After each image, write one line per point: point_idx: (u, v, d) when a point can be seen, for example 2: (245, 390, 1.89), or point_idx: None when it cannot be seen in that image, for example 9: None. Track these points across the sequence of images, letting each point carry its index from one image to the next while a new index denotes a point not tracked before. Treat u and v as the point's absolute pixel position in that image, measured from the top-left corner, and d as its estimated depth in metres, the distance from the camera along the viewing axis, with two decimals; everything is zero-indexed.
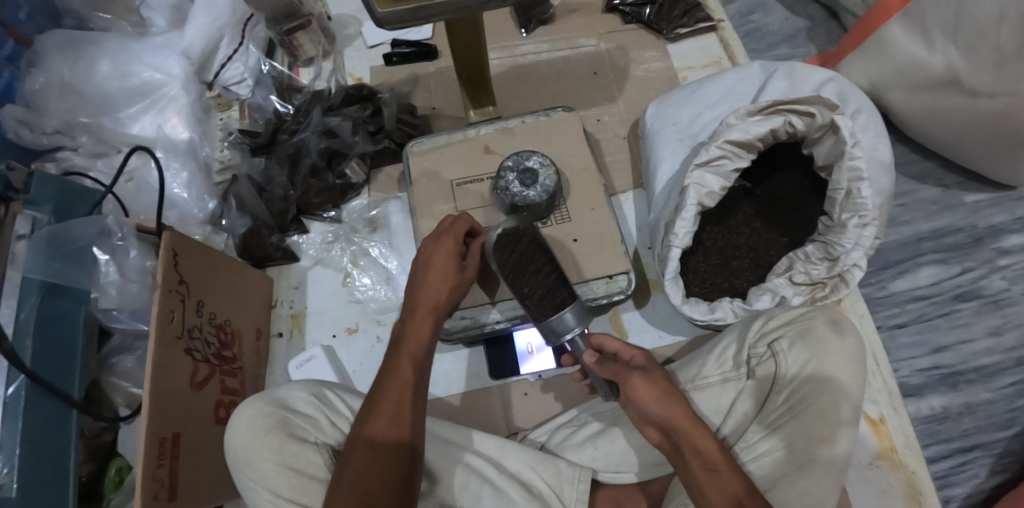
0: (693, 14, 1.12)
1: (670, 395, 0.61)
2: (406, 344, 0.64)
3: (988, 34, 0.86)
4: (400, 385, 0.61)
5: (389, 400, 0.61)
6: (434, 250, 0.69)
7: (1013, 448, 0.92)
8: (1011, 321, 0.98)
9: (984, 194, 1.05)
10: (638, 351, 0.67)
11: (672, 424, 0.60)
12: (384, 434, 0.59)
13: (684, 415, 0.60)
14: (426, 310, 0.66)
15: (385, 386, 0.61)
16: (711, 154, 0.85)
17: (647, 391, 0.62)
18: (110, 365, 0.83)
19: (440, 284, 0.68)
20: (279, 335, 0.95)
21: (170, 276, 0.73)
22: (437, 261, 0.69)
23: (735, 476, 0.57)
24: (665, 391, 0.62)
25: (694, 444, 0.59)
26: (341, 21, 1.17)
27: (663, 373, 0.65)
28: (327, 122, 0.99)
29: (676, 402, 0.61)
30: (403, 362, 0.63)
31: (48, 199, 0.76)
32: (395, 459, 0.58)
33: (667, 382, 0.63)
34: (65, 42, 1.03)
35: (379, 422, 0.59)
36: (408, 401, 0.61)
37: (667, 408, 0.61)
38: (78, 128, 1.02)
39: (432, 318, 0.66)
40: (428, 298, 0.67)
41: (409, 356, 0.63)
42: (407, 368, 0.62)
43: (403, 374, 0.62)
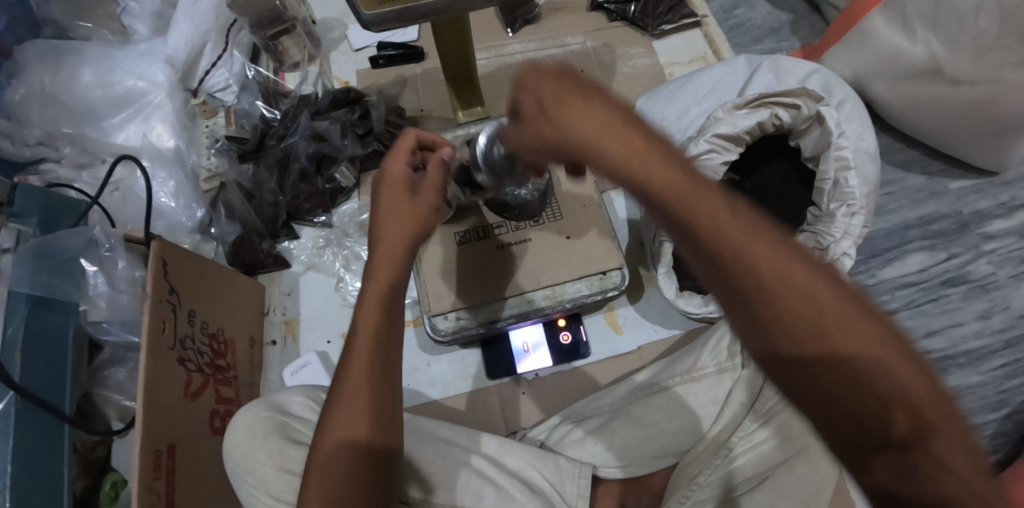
0: (678, 10, 1.13)
1: (604, 129, 0.45)
2: (360, 335, 0.60)
3: (967, 22, 0.88)
4: (356, 385, 0.59)
5: (348, 398, 0.59)
6: (385, 197, 0.62)
7: (1004, 429, 0.94)
8: (998, 304, 0.99)
9: (968, 181, 1.07)
10: (535, 85, 0.47)
11: (627, 172, 0.45)
12: (344, 436, 0.58)
13: (643, 157, 0.45)
14: (377, 287, 0.61)
15: (342, 382, 0.59)
16: (699, 148, 0.85)
17: (574, 119, 0.46)
18: (101, 378, 0.82)
19: (396, 226, 0.61)
20: (273, 343, 0.94)
21: (159, 285, 0.72)
22: (388, 203, 0.62)
23: (738, 225, 0.45)
24: (597, 126, 0.45)
25: (660, 168, 0.45)
26: (326, 25, 1.16)
27: (577, 85, 0.47)
28: (315, 126, 0.99)
29: (615, 132, 0.45)
30: (358, 354, 0.59)
31: (33, 211, 0.75)
32: (357, 461, 0.57)
33: (592, 108, 0.46)
34: (46, 52, 1.02)
35: (337, 423, 0.58)
36: (367, 378, 0.59)
37: (613, 144, 0.45)
38: (62, 139, 1.01)
39: (392, 270, 0.61)
40: (383, 251, 0.61)
41: (362, 342, 0.60)
42: (363, 343, 0.60)
43: (359, 350, 0.60)
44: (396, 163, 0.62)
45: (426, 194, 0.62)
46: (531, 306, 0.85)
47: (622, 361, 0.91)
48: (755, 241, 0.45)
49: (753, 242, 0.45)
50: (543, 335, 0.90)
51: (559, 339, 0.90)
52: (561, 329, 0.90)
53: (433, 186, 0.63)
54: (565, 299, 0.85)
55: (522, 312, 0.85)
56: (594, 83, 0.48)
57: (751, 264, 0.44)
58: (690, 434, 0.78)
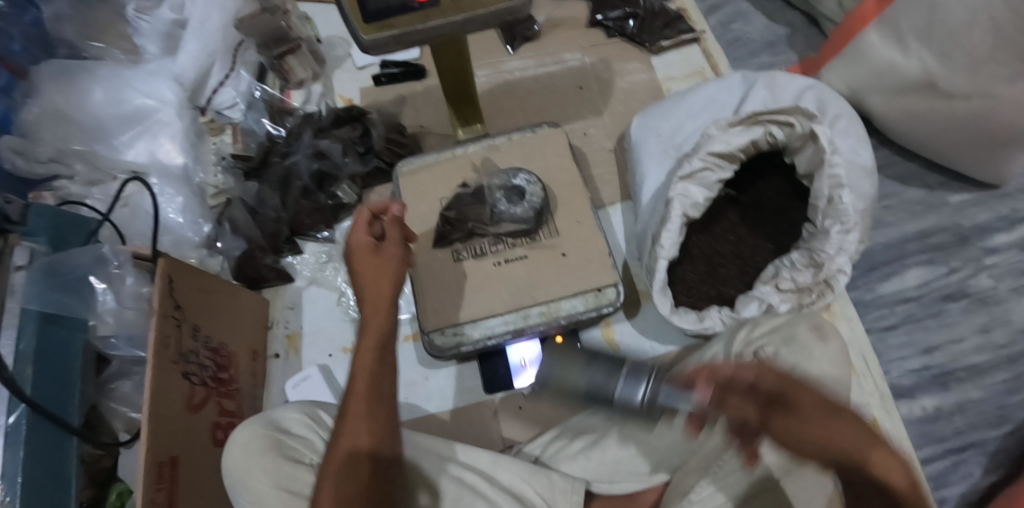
0: (675, 26, 1.14)
1: (824, 416, 0.52)
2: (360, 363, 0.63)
3: (961, 38, 0.88)
4: (360, 410, 0.61)
5: (352, 418, 0.61)
6: (357, 262, 0.64)
7: (1006, 445, 0.93)
8: (999, 319, 0.99)
9: (968, 194, 1.07)
10: (770, 376, 0.54)
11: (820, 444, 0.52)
12: (350, 452, 0.60)
13: (835, 431, 0.52)
14: (371, 333, 0.63)
15: (347, 402, 0.62)
16: (694, 166, 0.86)
17: (802, 402, 0.53)
18: (108, 391, 0.84)
19: (374, 282, 0.64)
20: (276, 356, 0.97)
21: (165, 301, 0.74)
22: (361, 267, 0.64)
23: (892, 466, 0.52)
24: (817, 422, 0.52)
25: (869, 451, 0.52)
26: (330, 43, 1.19)
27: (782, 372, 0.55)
28: (318, 144, 1.01)
29: (838, 424, 0.52)
30: (361, 378, 0.62)
31: (44, 230, 0.78)
32: (361, 475, 0.59)
33: (801, 398, 0.53)
34: (59, 73, 1.06)
35: (344, 440, 0.60)
36: (366, 414, 0.61)
37: (830, 434, 0.52)
38: (73, 156, 1.04)
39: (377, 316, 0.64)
40: (369, 300, 0.64)
41: (363, 366, 0.62)
42: (361, 382, 0.62)
43: (357, 388, 0.62)
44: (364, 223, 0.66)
45: (391, 251, 0.65)
46: (526, 322, 0.86)
47: None
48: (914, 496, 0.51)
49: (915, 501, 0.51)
50: (540, 351, 0.90)
51: None
52: None
53: (393, 242, 0.65)
54: (560, 315, 0.86)
55: (518, 328, 0.86)
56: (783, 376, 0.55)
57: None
58: (682, 449, 0.79)
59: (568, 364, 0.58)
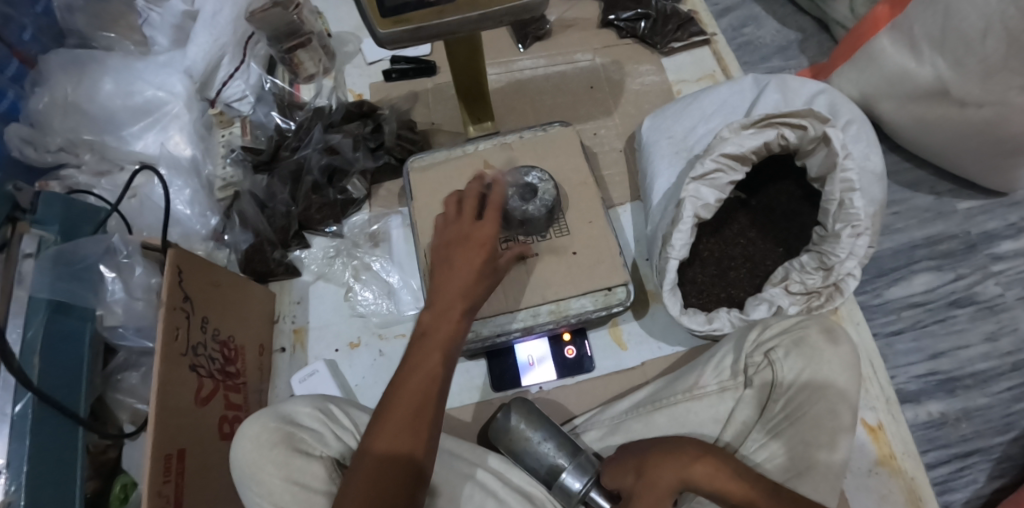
0: (687, 28, 1.14)
1: (644, 478, 0.68)
2: (420, 370, 0.62)
3: (974, 45, 0.88)
4: (411, 406, 0.61)
5: (396, 420, 0.60)
6: (459, 248, 0.68)
7: (1012, 452, 0.93)
8: (1006, 326, 0.99)
9: (976, 201, 1.07)
10: (605, 473, 0.71)
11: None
12: (392, 451, 0.59)
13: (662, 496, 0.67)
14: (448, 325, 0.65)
15: (394, 405, 0.61)
16: (706, 167, 0.86)
17: (626, 477, 0.70)
18: (115, 382, 0.83)
19: (470, 272, 0.67)
20: (282, 351, 0.96)
21: (174, 292, 0.74)
22: (463, 257, 0.67)
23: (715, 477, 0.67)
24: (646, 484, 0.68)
25: (681, 476, 0.67)
26: (341, 39, 1.19)
27: (611, 462, 0.71)
28: (329, 139, 1.01)
29: (656, 474, 0.68)
30: (416, 382, 0.62)
31: (55, 218, 0.77)
32: (401, 475, 0.59)
33: (626, 480, 0.69)
34: (69, 62, 1.05)
35: (382, 438, 0.60)
36: (418, 411, 0.61)
37: (657, 485, 0.67)
38: (82, 146, 1.03)
39: (461, 310, 0.65)
40: (456, 295, 0.66)
41: (432, 361, 0.63)
42: (424, 372, 0.62)
43: (418, 379, 0.62)
44: (461, 228, 0.69)
45: (476, 261, 0.67)
46: (536, 320, 0.86)
47: (626, 375, 0.92)
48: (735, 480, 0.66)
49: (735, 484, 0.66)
50: (548, 350, 0.91)
51: (564, 353, 0.91)
52: (567, 343, 0.92)
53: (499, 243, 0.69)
54: (570, 314, 0.86)
55: (527, 326, 0.86)
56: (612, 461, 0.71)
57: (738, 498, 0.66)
58: None
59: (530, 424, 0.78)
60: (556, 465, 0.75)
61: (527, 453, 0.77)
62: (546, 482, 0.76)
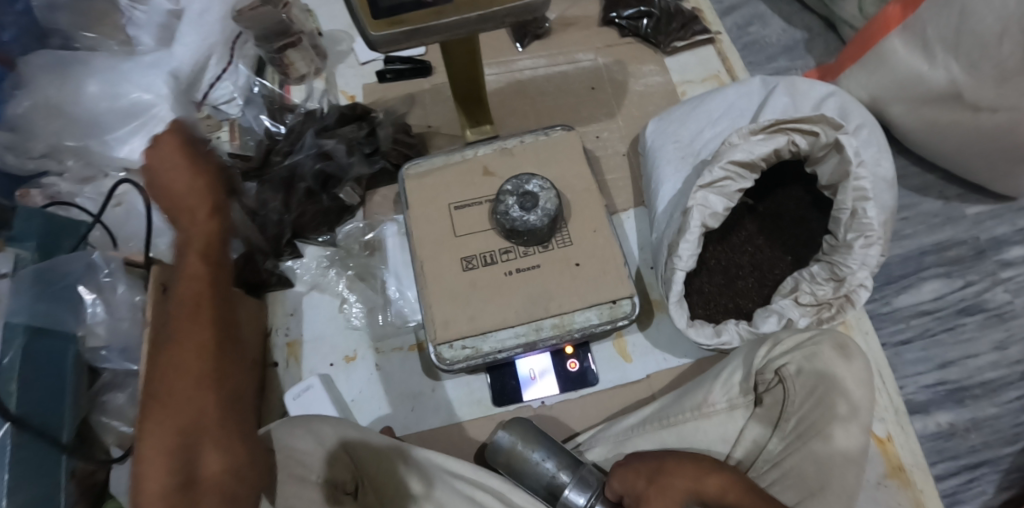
0: (690, 27, 1.11)
1: (656, 483, 0.68)
2: (179, 320, 0.57)
3: (990, 49, 0.85)
4: (178, 337, 0.56)
5: (177, 378, 0.55)
6: (164, 155, 0.60)
7: (1021, 463, 0.92)
8: (1015, 334, 0.97)
9: (985, 205, 1.05)
10: (615, 475, 0.71)
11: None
12: (171, 387, 0.55)
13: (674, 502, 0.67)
14: (198, 234, 0.59)
15: (172, 362, 0.56)
16: (714, 175, 0.83)
17: (638, 481, 0.69)
18: (101, 403, 0.79)
19: (191, 173, 0.59)
20: (275, 365, 0.92)
21: (160, 312, 0.71)
22: (167, 167, 0.59)
23: (726, 485, 0.67)
24: (657, 491, 0.67)
25: (694, 484, 0.67)
26: (333, 38, 1.14)
27: (621, 467, 0.71)
28: (321, 144, 0.97)
29: (669, 480, 0.68)
30: (182, 312, 0.57)
31: (32, 235, 0.73)
32: (191, 406, 0.54)
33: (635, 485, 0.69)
34: (51, 64, 1.01)
35: (164, 401, 0.54)
36: (195, 340, 0.56)
37: (671, 490, 0.67)
38: (65, 152, 0.99)
39: (212, 209, 0.59)
40: (194, 202, 0.59)
41: (192, 280, 0.58)
42: (188, 292, 0.58)
43: (183, 307, 0.57)
44: (171, 164, 0.59)
45: (197, 189, 0.59)
46: (538, 335, 0.83)
47: (631, 388, 0.89)
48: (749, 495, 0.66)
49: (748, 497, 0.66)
50: (551, 362, 0.89)
51: (567, 366, 0.89)
52: (570, 356, 0.89)
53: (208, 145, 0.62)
54: (574, 328, 0.83)
55: (529, 342, 0.83)
56: (628, 465, 0.71)
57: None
58: None
59: (526, 440, 0.77)
60: (556, 482, 0.75)
61: (524, 472, 0.76)
62: (547, 499, 0.76)
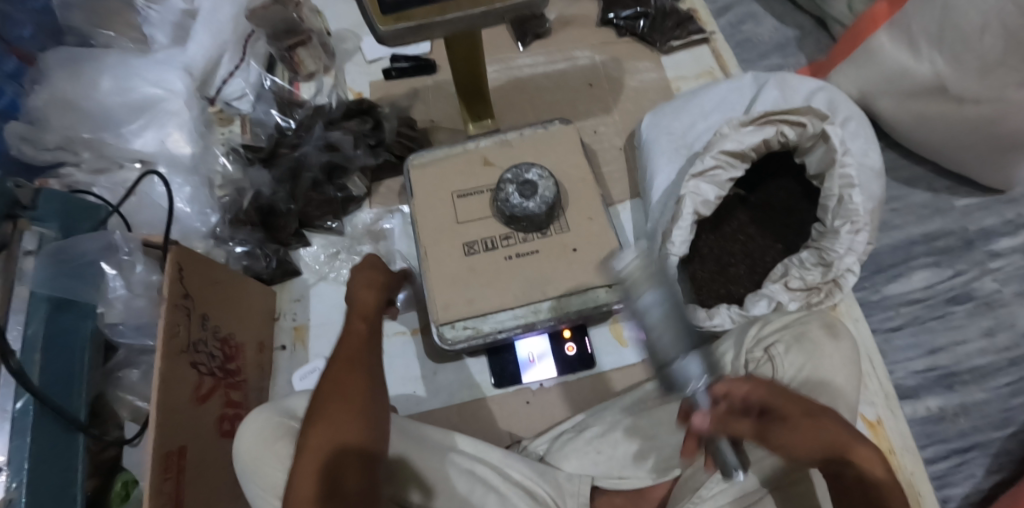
0: (685, 26, 1.15)
1: (811, 417, 0.64)
2: (330, 380, 0.62)
3: (972, 43, 0.89)
4: (347, 390, 0.61)
5: (333, 408, 0.59)
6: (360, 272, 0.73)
7: (1009, 447, 0.94)
8: (1003, 322, 1.00)
9: (974, 198, 1.08)
10: (753, 385, 0.64)
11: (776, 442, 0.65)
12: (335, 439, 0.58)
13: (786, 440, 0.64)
14: (370, 302, 0.70)
15: (331, 397, 0.60)
16: (706, 164, 0.86)
17: (793, 410, 0.64)
18: (116, 379, 0.83)
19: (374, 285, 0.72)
20: (282, 348, 0.96)
21: (175, 290, 0.74)
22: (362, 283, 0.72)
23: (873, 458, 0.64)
24: (802, 426, 0.64)
25: (842, 446, 0.64)
26: (340, 37, 1.18)
27: (769, 385, 0.65)
28: (329, 136, 1.01)
29: (822, 424, 0.64)
30: (336, 378, 0.62)
31: (54, 216, 0.78)
32: (356, 461, 0.58)
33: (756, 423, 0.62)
34: (66, 60, 1.05)
35: (323, 430, 0.58)
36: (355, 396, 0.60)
37: (814, 434, 0.64)
38: (80, 144, 1.03)
39: (376, 296, 0.71)
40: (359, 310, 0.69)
41: (344, 358, 0.63)
42: (349, 355, 0.64)
43: (355, 376, 0.62)
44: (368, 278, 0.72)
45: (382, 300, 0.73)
46: (536, 317, 0.86)
47: (627, 371, 0.92)
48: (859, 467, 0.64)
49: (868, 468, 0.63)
50: (549, 346, 0.91)
51: (564, 350, 0.91)
52: (567, 340, 0.92)
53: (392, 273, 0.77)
54: (570, 310, 0.86)
55: (528, 323, 0.86)
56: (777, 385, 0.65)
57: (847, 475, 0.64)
58: None
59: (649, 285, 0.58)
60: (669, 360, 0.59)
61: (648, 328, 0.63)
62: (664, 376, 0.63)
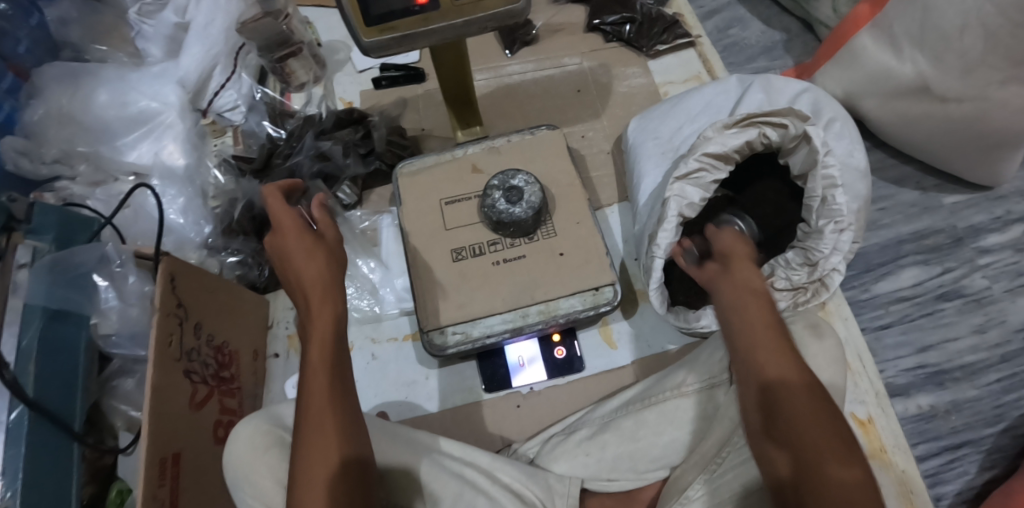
0: (673, 31, 1.16)
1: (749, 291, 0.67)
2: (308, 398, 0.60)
3: (953, 42, 0.90)
4: (322, 407, 0.59)
5: (316, 432, 0.59)
6: (296, 253, 0.65)
7: (1001, 444, 0.94)
8: (993, 318, 1.00)
9: (962, 195, 1.08)
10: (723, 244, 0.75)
11: (744, 346, 0.63)
12: (325, 457, 0.58)
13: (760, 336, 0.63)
14: (326, 290, 0.63)
15: (313, 416, 0.59)
16: (690, 167, 0.87)
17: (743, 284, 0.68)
18: (111, 388, 0.84)
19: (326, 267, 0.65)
20: (276, 356, 0.97)
21: (167, 299, 0.75)
22: (305, 266, 0.64)
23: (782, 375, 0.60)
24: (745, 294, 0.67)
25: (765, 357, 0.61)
26: (332, 47, 1.20)
27: (747, 268, 0.70)
28: (319, 146, 1.02)
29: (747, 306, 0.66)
30: (314, 396, 0.60)
31: (50, 228, 0.79)
32: (350, 474, 0.58)
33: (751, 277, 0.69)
34: (64, 74, 1.07)
35: (317, 454, 0.58)
36: (335, 412, 0.60)
37: (746, 313, 0.65)
38: (77, 157, 1.05)
39: (332, 285, 0.64)
40: (316, 299, 0.63)
41: (318, 367, 0.61)
42: (320, 367, 0.61)
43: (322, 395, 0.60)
44: (315, 259, 0.65)
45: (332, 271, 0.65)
46: (525, 321, 0.87)
47: (617, 373, 0.93)
48: (834, 462, 0.55)
49: (842, 468, 0.55)
50: (538, 350, 0.92)
51: (554, 354, 0.92)
52: (556, 344, 0.93)
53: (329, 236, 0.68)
54: (559, 314, 0.87)
55: (516, 327, 0.87)
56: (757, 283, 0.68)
57: (822, 464, 0.55)
58: (679, 449, 0.78)
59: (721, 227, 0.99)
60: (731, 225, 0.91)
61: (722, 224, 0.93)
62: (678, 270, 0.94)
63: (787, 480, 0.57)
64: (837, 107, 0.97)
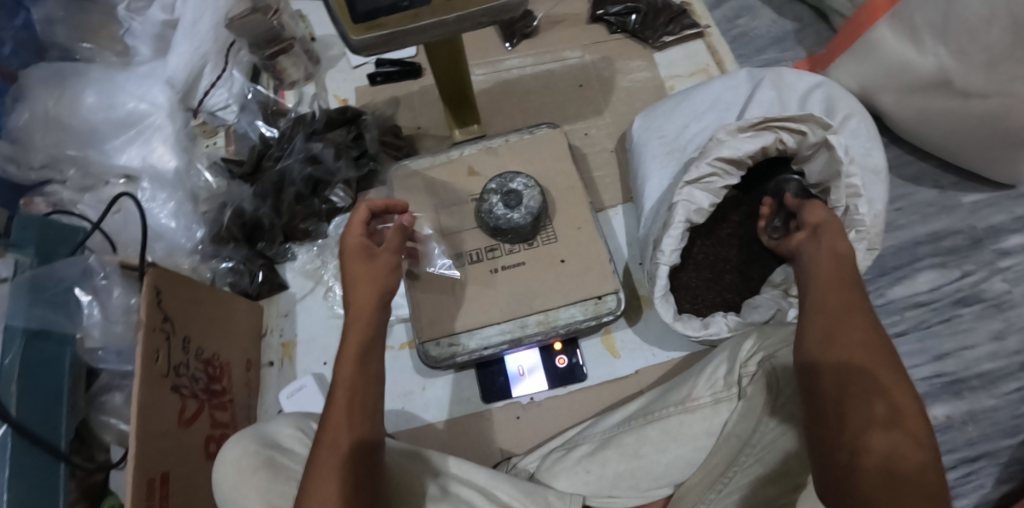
0: (679, 21, 1.11)
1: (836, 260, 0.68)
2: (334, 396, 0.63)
3: (979, 34, 0.84)
4: (342, 404, 0.62)
5: (335, 428, 0.61)
6: (349, 264, 0.70)
7: (1020, 456, 0.90)
8: (1013, 324, 0.96)
9: (982, 194, 1.03)
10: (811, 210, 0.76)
11: (837, 311, 0.61)
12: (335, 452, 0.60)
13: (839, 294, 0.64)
14: (368, 296, 0.67)
15: (334, 413, 0.62)
16: (702, 171, 0.83)
17: (825, 251, 0.70)
18: (99, 404, 0.82)
19: (376, 276, 0.69)
20: (270, 365, 0.95)
21: (153, 313, 0.73)
22: (358, 274, 0.69)
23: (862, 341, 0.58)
24: (833, 267, 0.68)
25: (835, 326, 0.60)
26: (325, 42, 1.16)
27: (832, 239, 0.71)
28: (310, 148, 0.99)
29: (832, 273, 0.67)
30: (340, 394, 0.63)
31: (30, 242, 0.76)
32: (360, 471, 0.59)
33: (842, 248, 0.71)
34: (50, 76, 1.04)
35: (331, 446, 0.60)
36: (353, 412, 0.62)
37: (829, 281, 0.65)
38: (66, 161, 1.02)
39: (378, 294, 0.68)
40: (355, 307, 0.67)
41: (345, 366, 0.64)
42: (349, 367, 0.64)
43: (346, 396, 0.62)
44: (365, 268, 0.69)
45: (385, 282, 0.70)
46: (523, 331, 0.84)
47: (620, 383, 0.90)
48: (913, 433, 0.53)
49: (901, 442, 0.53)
50: (539, 359, 0.90)
51: (555, 363, 0.90)
52: (558, 352, 0.90)
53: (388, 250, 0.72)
54: (558, 324, 0.84)
55: (514, 338, 0.83)
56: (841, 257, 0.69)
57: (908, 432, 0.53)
58: (684, 467, 0.75)
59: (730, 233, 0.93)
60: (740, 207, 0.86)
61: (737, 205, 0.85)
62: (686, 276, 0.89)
63: (867, 441, 0.53)
64: (854, 103, 0.93)
